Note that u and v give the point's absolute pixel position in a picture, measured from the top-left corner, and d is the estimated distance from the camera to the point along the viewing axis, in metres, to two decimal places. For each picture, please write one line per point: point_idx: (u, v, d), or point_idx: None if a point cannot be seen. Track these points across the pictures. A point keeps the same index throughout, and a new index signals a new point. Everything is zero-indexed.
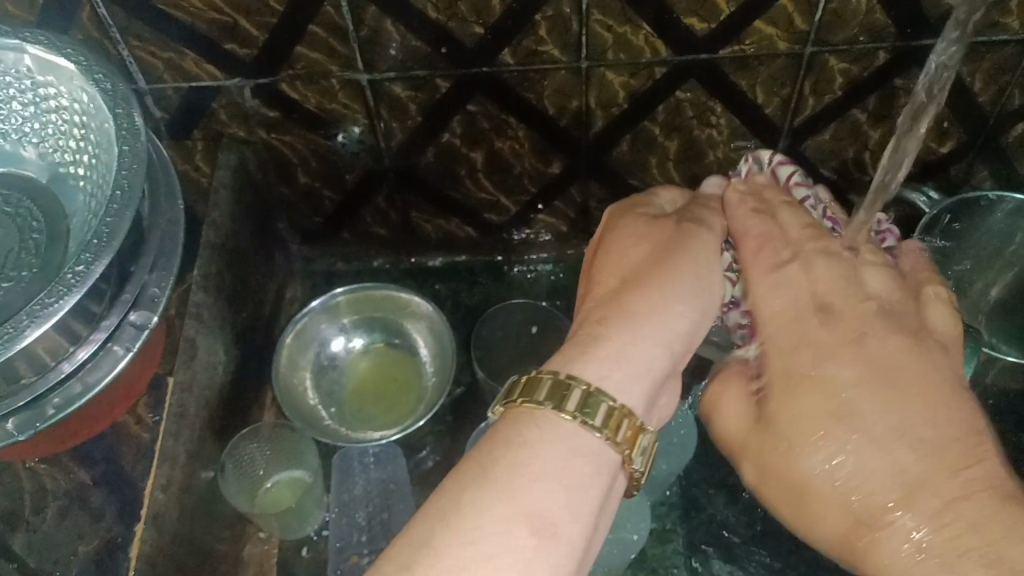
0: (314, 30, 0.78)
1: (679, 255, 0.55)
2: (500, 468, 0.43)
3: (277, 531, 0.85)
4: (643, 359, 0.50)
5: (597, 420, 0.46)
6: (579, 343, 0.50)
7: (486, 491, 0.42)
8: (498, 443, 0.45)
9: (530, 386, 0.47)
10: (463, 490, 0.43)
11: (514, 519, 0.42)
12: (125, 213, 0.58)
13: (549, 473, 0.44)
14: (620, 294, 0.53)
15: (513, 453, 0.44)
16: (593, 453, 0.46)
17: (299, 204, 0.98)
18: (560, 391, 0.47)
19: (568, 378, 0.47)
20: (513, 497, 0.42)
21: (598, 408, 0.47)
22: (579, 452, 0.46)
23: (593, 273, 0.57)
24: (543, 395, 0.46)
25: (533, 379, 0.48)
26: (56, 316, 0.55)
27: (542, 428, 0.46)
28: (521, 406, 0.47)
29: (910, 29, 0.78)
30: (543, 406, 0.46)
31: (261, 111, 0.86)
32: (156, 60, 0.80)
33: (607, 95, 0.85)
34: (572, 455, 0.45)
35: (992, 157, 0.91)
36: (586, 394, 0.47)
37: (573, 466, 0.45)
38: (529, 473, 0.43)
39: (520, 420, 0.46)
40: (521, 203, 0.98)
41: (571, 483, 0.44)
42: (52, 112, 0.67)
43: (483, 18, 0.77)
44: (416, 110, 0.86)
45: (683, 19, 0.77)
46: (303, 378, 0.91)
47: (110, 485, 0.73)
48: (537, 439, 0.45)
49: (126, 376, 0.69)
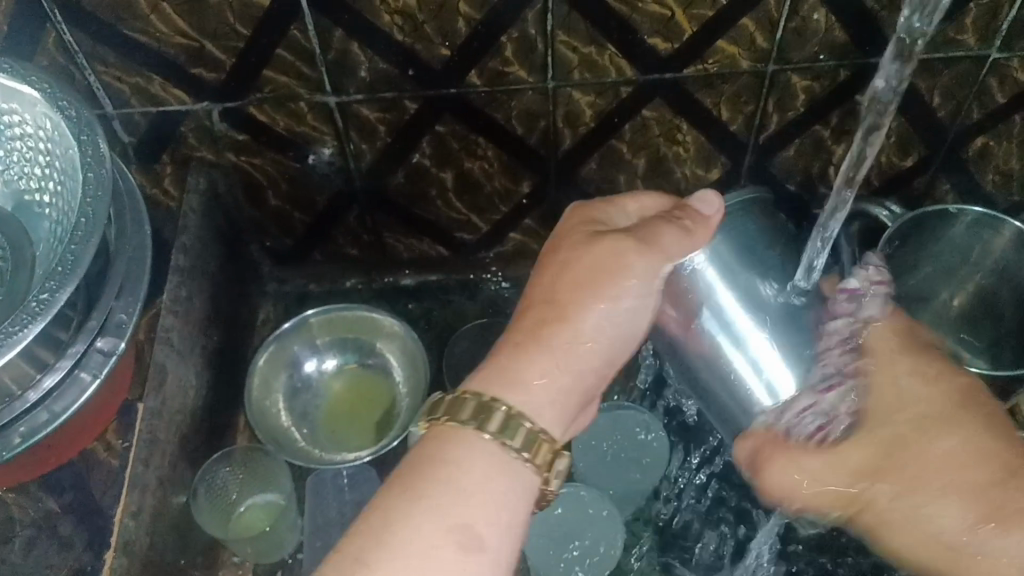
0: (281, 54, 0.79)
1: (608, 275, 0.54)
2: (430, 485, 0.46)
3: (252, 555, 0.85)
4: (561, 384, 0.52)
5: (517, 440, 0.49)
6: (506, 372, 0.51)
7: (414, 506, 0.45)
8: (423, 461, 0.47)
9: (455, 405, 0.49)
10: (392, 506, 0.45)
11: (437, 535, 0.44)
12: (89, 240, 0.58)
13: (475, 489, 0.47)
14: (539, 326, 0.53)
15: (436, 470, 0.47)
16: (515, 470, 0.48)
17: (270, 225, 0.98)
18: (481, 410, 0.49)
19: (491, 400, 0.49)
20: (441, 513, 0.45)
21: (517, 428, 0.49)
22: (498, 465, 0.48)
23: (527, 290, 0.57)
24: (466, 415, 0.49)
25: (457, 398, 0.50)
26: (19, 345, 0.54)
27: (466, 444, 0.48)
28: (444, 423, 0.49)
29: (869, 47, 0.80)
30: (465, 425, 0.48)
31: (230, 134, 0.86)
32: (123, 85, 0.80)
33: (575, 114, 0.86)
34: (495, 474, 0.47)
35: (953, 170, 0.93)
36: (506, 414, 0.49)
37: (499, 481, 0.47)
38: (452, 489, 0.46)
39: (445, 438, 0.48)
40: (492, 222, 0.99)
41: (494, 497, 0.47)
42: (16, 139, 0.67)
43: (449, 39, 0.78)
44: (385, 131, 0.87)
45: (646, 39, 0.78)
46: (276, 400, 0.91)
47: (77, 513, 0.71)
48: (460, 457, 0.47)
49: (94, 403, 0.68)
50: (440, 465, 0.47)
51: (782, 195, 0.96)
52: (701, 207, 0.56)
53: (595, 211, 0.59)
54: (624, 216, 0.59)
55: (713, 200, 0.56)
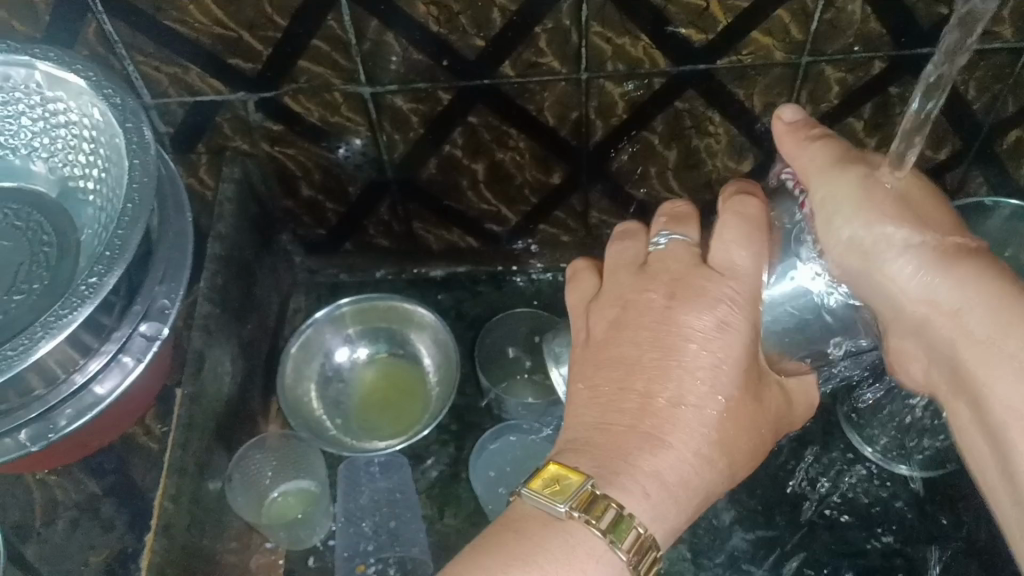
0: (317, 44, 0.79)
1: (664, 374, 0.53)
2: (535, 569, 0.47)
3: (285, 541, 0.85)
4: (666, 480, 0.52)
5: (626, 542, 0.48)
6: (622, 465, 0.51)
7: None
8: (525, 539, 0.48)
9: (570, 491, 0.49)
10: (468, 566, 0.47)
11: None
12: (136, 226, 0.59)
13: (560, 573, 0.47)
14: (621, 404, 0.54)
15: (526, 548, 0.47)
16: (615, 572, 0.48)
17: (303, 216, 0.99)
18: (592, 504, 0.49)
19: (626, 518, 0.49)
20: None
21: (625, 530, 0.48)
22: (602, 564, 0.48)
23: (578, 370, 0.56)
24: (604, 523, 0.48)
25: (603, 500, 0.49)
26: (70, 327, 0.55)
27: (564, 539, 0.48)
28: (548, 505, 0.49)
29: (905, 38, 0.80)
30: (599, 533, 0.48)
31: (265, 124, 0.87)
32: (161, 75, 0.81)
33: (607, 105, 0.86)
34: (593, 568, 0.48)
35: (987, 163, 0.92)
36: (619, 514, 0.49)
37: (586, 573, 0.47)
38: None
39: (550, 526, 0.49)
40: (522, 213, 0.99)
41: None
42: (60, 126, 0.68)
43: (484, 30, 0.78)
44: (418, 122, 0.87)
45: (680, 30, 0.78)
46: (307, 389, 0.92)
47: (118, 496, 0.74)
48: (562, 548, 0.48)
49: (136, 389, 0.70)
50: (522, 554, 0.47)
51: None
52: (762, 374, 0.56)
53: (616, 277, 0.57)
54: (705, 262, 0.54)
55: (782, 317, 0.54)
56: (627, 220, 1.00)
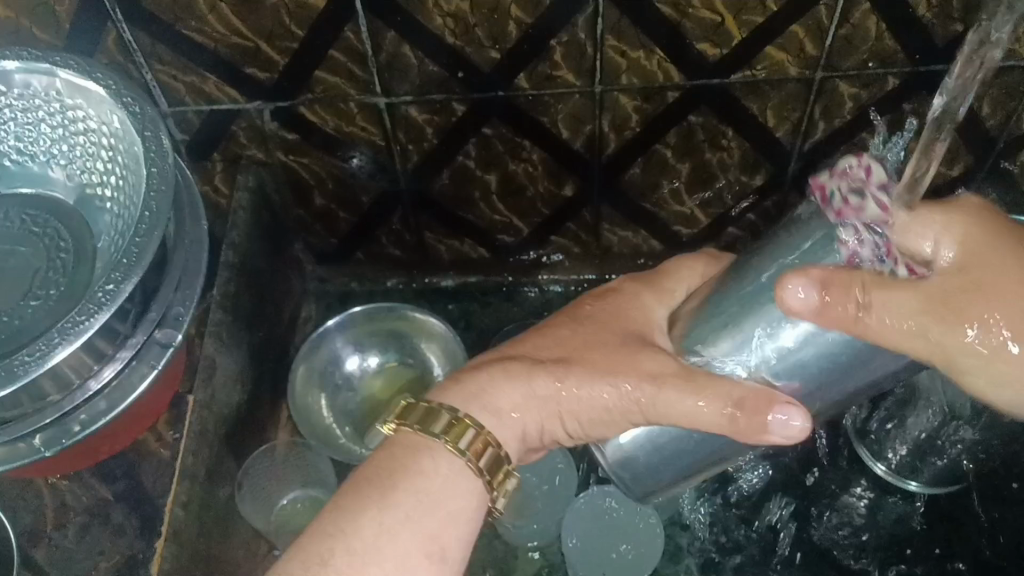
0: (334, 55, 0.80)
1: (601, 352, 0.53)
2: (397, 489, 0.47)
3: (292, 548, 0.85)
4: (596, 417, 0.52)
5: (462, 443, 0.49)
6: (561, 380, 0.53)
7: (364, 513, 0.46)
8: (378, 468, 0.48)
9: (426, 415, 0.50)
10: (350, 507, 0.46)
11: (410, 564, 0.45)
12: (153, 233, 0.59)
13: (418, 498, 0.47)
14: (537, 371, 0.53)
15: (390, 481, 0.47)
16: (465, 485, 0.48)
17: (315, 224, 0.99)
18: (452, 425, 0.49)
19: (466, 420, 0.50)
20: (372, 517, 0.46)
21: (486, 449, 0.50)
22: (458, 491, 0.48)
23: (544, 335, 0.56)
24: (439, 429, 0.49)
25: (431, 409, 0.50)
26: (86, 334, 0.56)
27: (430, 455, 0.48)
28: (412, 431, 0.49)
29: (919, 55, 0.80)
30: (438, 440, 0.49)
31: (280, 133, 0.88)
32: (179, 83, 0.82)
33: (621, 119, 0.86)
34: (457, 487, 0.48)
35: (1000, 181, 0.92)
36: (454, 418, 0.50)
37: (453, 495, 0.48)
38: (427, 502, 0.47)
39: (412, 446, 0.49)
40: (533, 225, 0.99)
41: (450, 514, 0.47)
42: (80, 134, 0.69)
43: (499, 43, 0.79)
44: (432, 133, 0.88)
45: (695, 44, 0.79)
46: (318, 398, 0.93)
47: (128, 502, 0.73)
48: (433, 470, 0.48)
49: (150, 395, 0.70)
50: (392, 484, 0.47)
51: None
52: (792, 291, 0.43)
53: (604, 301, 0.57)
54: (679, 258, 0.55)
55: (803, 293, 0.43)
56: (638, 233, 1.00)
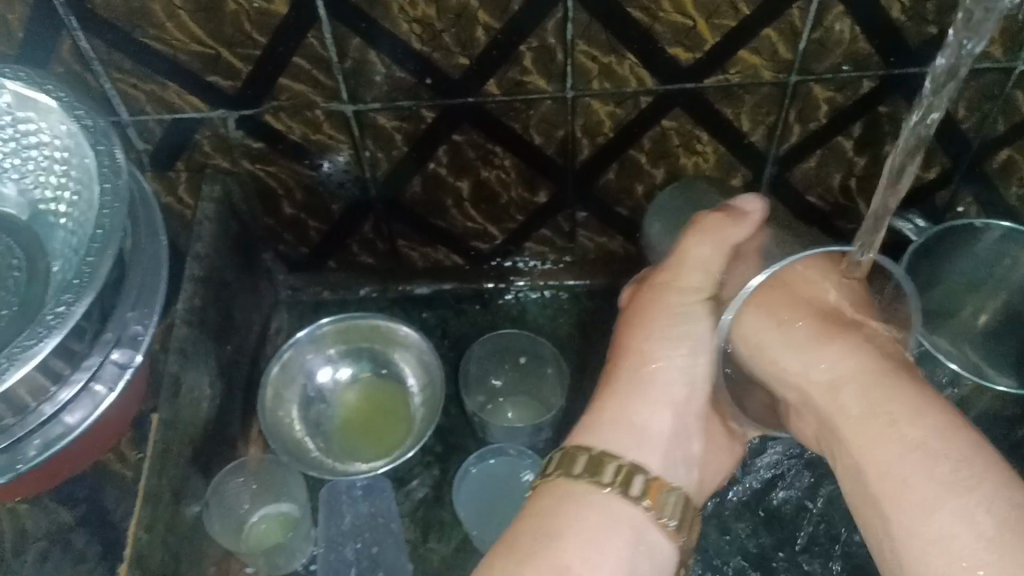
0: (298, 62, 0.78)
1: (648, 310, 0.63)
2: (553, 527, 0.51)
3: (265, 567, 0.83)
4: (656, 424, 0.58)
5: (632, 489, 0.54)
6: (642, 375, 0.60)
7: (522, 558, 0.50)
8: (537, 514, 0.53)
9: (567, 461, 0.55)
10: (509, 561, 0.50)
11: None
12: (105, 252, 0.57)
13: (586, 539, 0.51)
14: (608, 373, 0.62)
15: (547, 525, 0.52)
16: (628, 520, 0.53)
17: (285, 233, 0.97)
18: (597, 463, 0.54)
19: (602, 455, 0.55)
20: (547, 560, 0.49)
21: (634, 479, 0.55)
22: (621, 520, 0.53)
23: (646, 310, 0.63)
24: (604, 476, 0.54)
25: (571, 454, 0.55)
26: (36, 358, 0.54)
27: (577, 501, 0.53)
28: (559, 477, 0.55)
29: (894, 57, 0.79)
30: (604, 487, 0.53)
31: (245, 142, 0.85)
32: (139, 92, 0.80)
33: (594, 124, 0.85)
34: (609, 521, 0.53)
35: (977, 182, 0.91)
36: (590, 457, 0.55)
37: (617, 533, 0.52)
38: (584, 531, 0.51)
39: (556, 491, 0.54)
40: (507, 231, 0.98)
41: (621, 535, 0.52)
42: (32, 148, 0.66)
43: (468, 48, 0.77)
44: (401, 140, 0.86)
45: (667, 49, 0.77)
46: (289, 410, 0.90)
47: (91, 525, 0.72)
48: (570, 504, 0.53)
49: (110, 416, 0.68)
50: (555, 534, 0.51)
51: (803, 207, 0.94)
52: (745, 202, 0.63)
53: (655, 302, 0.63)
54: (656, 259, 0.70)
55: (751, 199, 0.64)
56: (614, 238, 0.99)
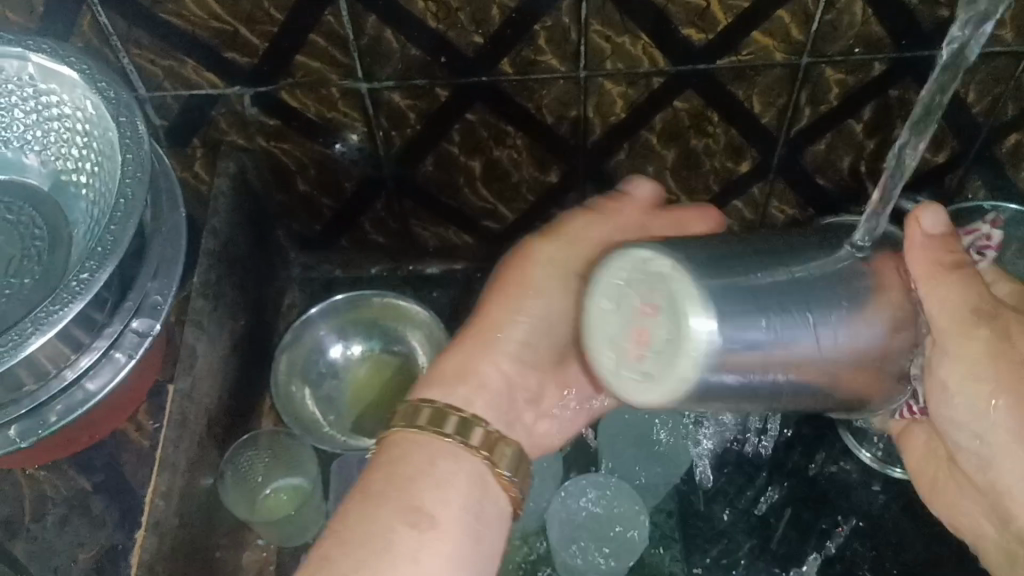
0: (315, 39, 0.79)
1: (534, 274, 0.63)
2: (391, 490, 0.51)
3: (277, 537, 0.85)
4: (491, 373, 0.60)
5: (472, 440, 0.54)
6: (476, 365, 0.60)
7: (368, 504, 0.50)
8: (379, 466, 0.52)
9: (412, 414, 0.55)
10: (361, 512, 0.50)
11: (391, 526, 0.49)
12: (128, 221, 0.59)
13: (433, 485, 0.51)
14: (487, 319, 0.62)
15: (389, 471, 0.52)
16: (462, 463, 0.53)
17: (298, 211, 0.98)
18: (437, 417, 0.54)
19: (445, 409, 0.55)
20: (393, 503, 0.50)
21: (472, 430, 0.55)
22: (468, 473, 0.53)
23: (518, 274, 0.63)
24: (450, 429, 0.54)
25: (411, 408, 0.55)
26: (60, 324, 0.55)
27: (417, 451, 0.53)
28: (401, 431, 0.54)
29: (905, 40, 0.79)
30: (449, 439, 0.54)
31: (261, 119, 0.86)
32: (156, 68, 0.80)
33: (606, 104, 0.85)
34: (455, 474, 0.53)
35: (986, 166, 0.92)
36: (459, 420, 0.55)
37: (462, 486, 0.52)
38: (427, 483, 0.51)
39: (400, 442, 0.54)
40: (518, 211, 0.99)
41: (460, 496, 0.52)
42: (54, 119, 0.67)
43: (482, 27, 0.78)
44: (415, 119, 0.87)
45: (680, 29, 0.78)
46: (302, 385, 0.92)
47: (108, 492, 0.74)
48: (416, 460, 0.52)
49: (128, 386, 0.69)
50: (402, 478, 0.51)
51: (812, 189, 0.95)
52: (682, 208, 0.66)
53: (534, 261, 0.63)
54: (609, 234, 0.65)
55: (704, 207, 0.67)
56: None
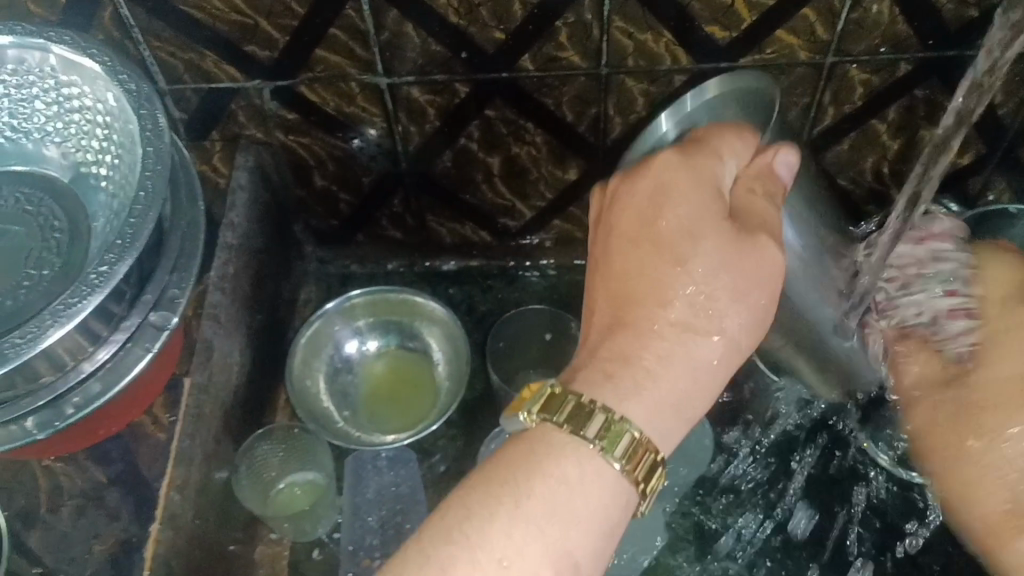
0: (335, 33, 0.78)
1: (686, 254, 0.50)
2: (529, 495, 0.46)
3: (290, 532, 0.85)
4: (700, 367, 0.50)
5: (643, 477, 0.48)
6: (638, 384, 0.49)
7: (508, 517, 0.45)
8: (526, 468, 0.47)
9: (577, 414, 0.48)
10: (486, 512, 0.45)
11: (527, 552, 0.45)
12: (148, 214, 0.58)
13: (573, 518, 0.46)
14: (643, 314, 0.51)
15: (539, 482, 0.46)
16: (619, 498, 0.47)
17: (315, 206, 0.98)
18: (603, 429, 0.47)
19: (620, 423, 0.48)
20: (536, 532, 0.45)
21: (640, 456, 0.48)
22: (617, 501, 0.47)
23: (673, 243, 0.50)
24: (617, 453, 0.47)
25: (564, 401, 0.48)
26: (80, 316, 0.55)
27: (564, 457, 0.47)
28: (553, 427, 0.48)
29: (932, 40, 0.78)
30: (605, 456, 0.47)
31: (280, 113, 0.86)
32: (177, 61, 0.80)
33: (626, 102, 0.85)
34: (601, 500, 0.47)
35: (1011, 168, 0.90)
36: (621, 433, 0.47)
37: (608, 520, 0.47)
38: (564, 511, 0.46)
39: (554, 444, 0.47)
40: (536, 209, 0.98)
41: (598, 529, 0.47)
42: (74, 111, 0.67)
43: (503, 23, 0.77)
44: (434, 114, 0.86)
45: (703, 27, 0.77)
46: (316, 379, 0.91)
47: (125, 485, 0.74)
48: (568, 473, 0.47)
49: (144, 379, 0.68)
50: (548, 501, 0.46)
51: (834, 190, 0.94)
52: (781, 167, 0.53)
53: (698, 172, 0.51)
54: (723, 174, 0.52)
55: (793, 160, 0.53)
56: None
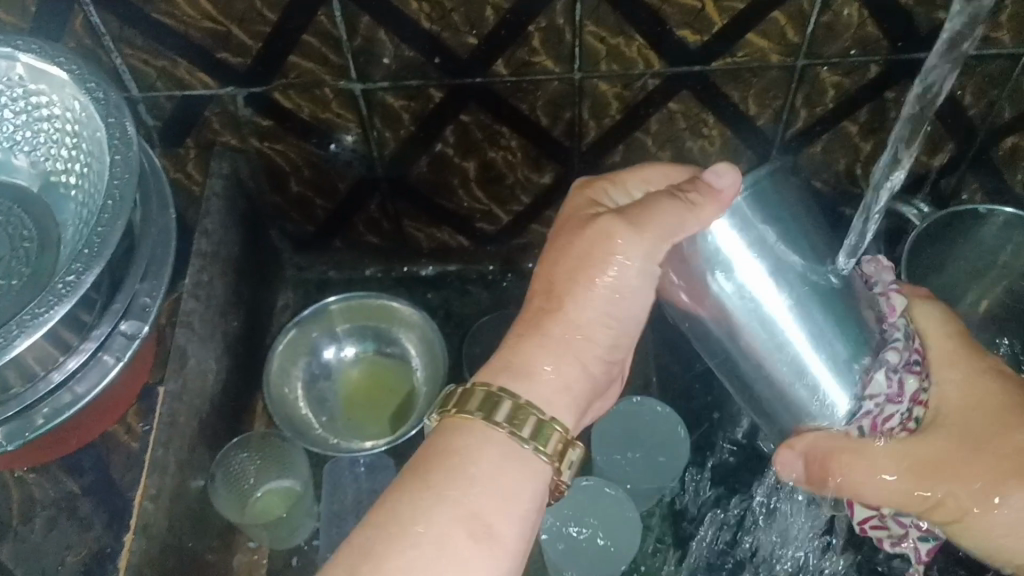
0: (308, 39, 0.78)
1: (576, 241, 0.55)
2: (437, 477, 0.47)
3: (267, 540, 0.85)
4: (588, 344, 0.55)
5: (549, 447, 0.50)
6: (524, 363, 0.53)
7: (424, 496, 0.47)
8: (437, 456, 0.48)
9: (468, 397, 0.50)
10: (407, 505, 0.46)
11: (451, 525, 0.46)
12: (116, 223, 0.58)
13: (485, 492, 0.47)
14: (537, 298, 0.55)
15: (444, 463, 0.48)
16: (526, 463, 0.49)
17: (291, 212, 0.98)
18: (487, 402, 0.50)
19: (499, 393, 0.50)
20: (452, 505, 0.46)
21: (531, 422, 0.50)
22: (524, 468, 0.49)
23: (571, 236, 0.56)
24: (503, 418, 0.50)
25: (466, 390, 0.51)
26: (47, 325, 0.55)
27: (477, 436, 0.49)
28: (453, 416, 0.50)
29: (902, 42, 0.79)
30: (502, 429, 0.49)
31: (254, 119, 0.86)
32: (149, 68, 0.80)
33: (601, 106, 0.85)
34: (501, 468, 0.49)
35: (984, 169, 0.91)
36: (514, 406, 0.50)
37: (524, 489, 0.49)
38: (466, 483, 0.47)
39: (457, 429, 0.50)
40: (513, 213, 0.98)
41: (508, 497, 0.48)
42: (43, 120, 0.67)
43: (477, 28, 0.77)
44: (409, 120, 0.86)
45: (675, 31, 0.77)
46: (294, 386, 0.91)
47: (96, 493, 0.74)
48: (468, 448, 0.49)
49: (117, 387, 0.68)
50: (462, 477, 0.47)
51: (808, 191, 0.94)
52: (713, 179, 0.53)
53: (596, 190, 0.58)
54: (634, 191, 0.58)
55: (726, 175, 0.53)
56: None
